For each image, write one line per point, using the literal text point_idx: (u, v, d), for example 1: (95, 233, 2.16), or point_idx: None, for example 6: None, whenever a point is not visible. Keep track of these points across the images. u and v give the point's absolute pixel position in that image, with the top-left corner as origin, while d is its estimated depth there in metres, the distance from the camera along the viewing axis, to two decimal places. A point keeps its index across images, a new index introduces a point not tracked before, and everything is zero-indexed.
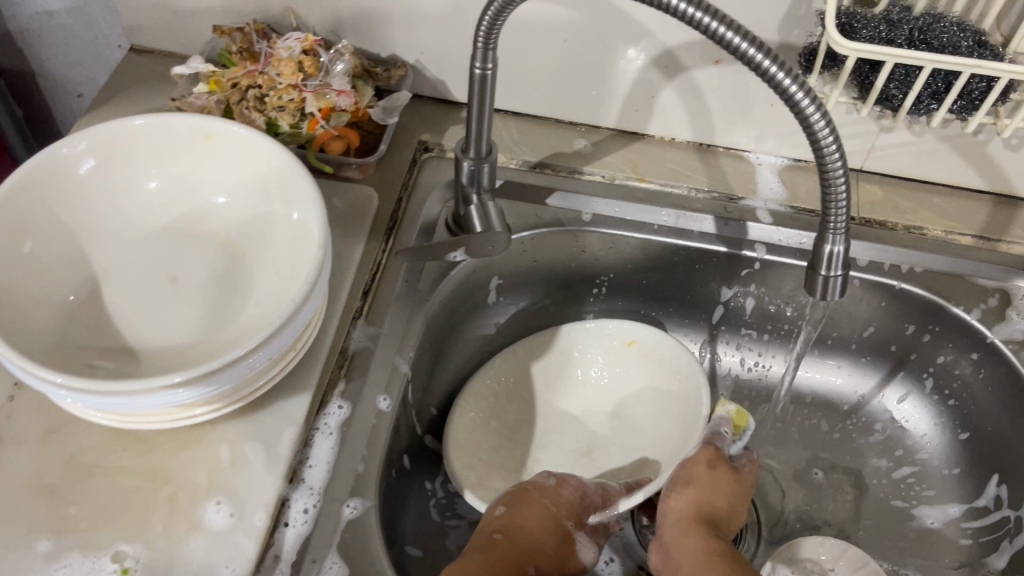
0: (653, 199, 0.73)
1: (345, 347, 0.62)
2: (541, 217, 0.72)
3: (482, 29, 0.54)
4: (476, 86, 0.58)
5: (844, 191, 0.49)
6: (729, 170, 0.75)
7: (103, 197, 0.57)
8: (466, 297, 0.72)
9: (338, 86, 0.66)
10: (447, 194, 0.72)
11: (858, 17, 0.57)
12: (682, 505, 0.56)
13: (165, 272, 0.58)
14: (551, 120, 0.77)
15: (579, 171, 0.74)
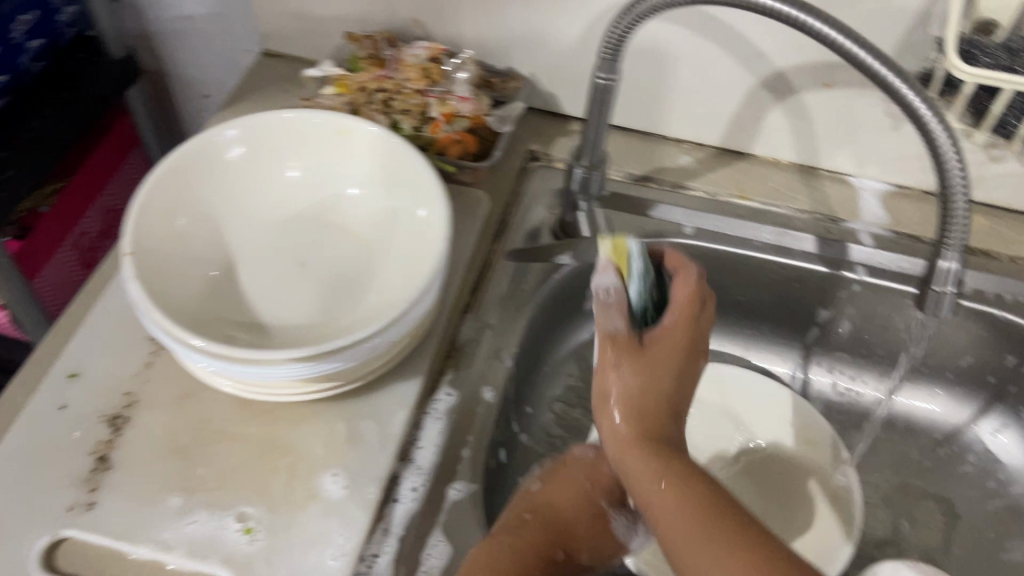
0: (754, 217, 0.74)
1: (454, 338, 0.66)
2: (644, 228, 0.73)
3: (609, 43, 0.57)
4: (596, 96, 0.60)
5: (962, 190, 0.54)
6: (831, 193, 0.76)
7: (247, 182, 0.63)
8: (565, 301, 0.74)
9: (460, 93, 0.71)
10: (553, 202, 0.75)
11: (979, 45, 0.58)
12: (618, 387, 0.53)
13: (296, 257, 0.62)
14: (656, 137, 0.80)
15: (683, 186, 0.76)
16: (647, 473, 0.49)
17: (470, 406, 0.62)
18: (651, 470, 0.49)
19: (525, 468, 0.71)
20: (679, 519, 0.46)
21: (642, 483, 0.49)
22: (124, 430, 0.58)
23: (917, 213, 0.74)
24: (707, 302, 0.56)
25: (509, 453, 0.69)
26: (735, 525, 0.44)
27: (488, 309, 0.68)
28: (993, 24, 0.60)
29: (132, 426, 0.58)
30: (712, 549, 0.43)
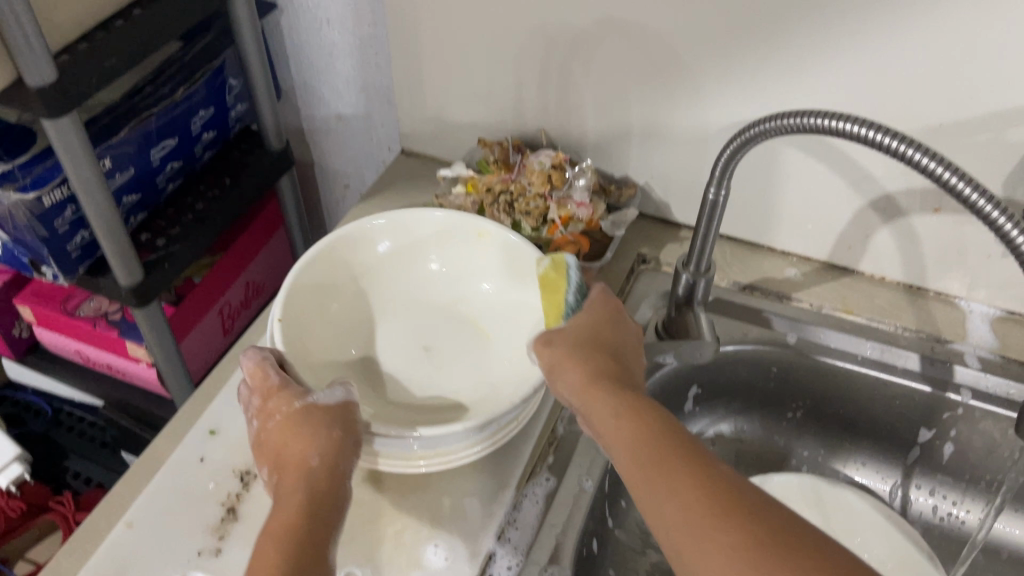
0: (860, 331, 0.76)
1: (555, 429, 0.69)
2: (747, 334, 0.78)
3: (720, 163, 0.62)
4: (707, 209, 0.65)
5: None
6: (938, 314, 0.77)
7: (387, 272, 0.71)
8: (667, 400, 0.78)
9: (579, 198, 0.76)
10: (658, 303, 0.79)
11: None
12: (568, 390, 0.55)
13: (422, 342, 0.68)
14: (763, 249, 0.83)
15: (788, 297, 0.79)
16: (619, 437, 0.49)
17: (567, 492, 0.65)
18: (624, 427, 0.50)
19: (617, 561, 0.73)
20: (651, 466, 0.47)
21: (611, 438, 0.50)
22: (252, 485, 0.63)
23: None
24: (624, 312, 0.62)
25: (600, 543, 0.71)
26: (704, 470, 0.46)
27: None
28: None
29: (260, 482, 0.64)
30: (681, 496, 0.44)
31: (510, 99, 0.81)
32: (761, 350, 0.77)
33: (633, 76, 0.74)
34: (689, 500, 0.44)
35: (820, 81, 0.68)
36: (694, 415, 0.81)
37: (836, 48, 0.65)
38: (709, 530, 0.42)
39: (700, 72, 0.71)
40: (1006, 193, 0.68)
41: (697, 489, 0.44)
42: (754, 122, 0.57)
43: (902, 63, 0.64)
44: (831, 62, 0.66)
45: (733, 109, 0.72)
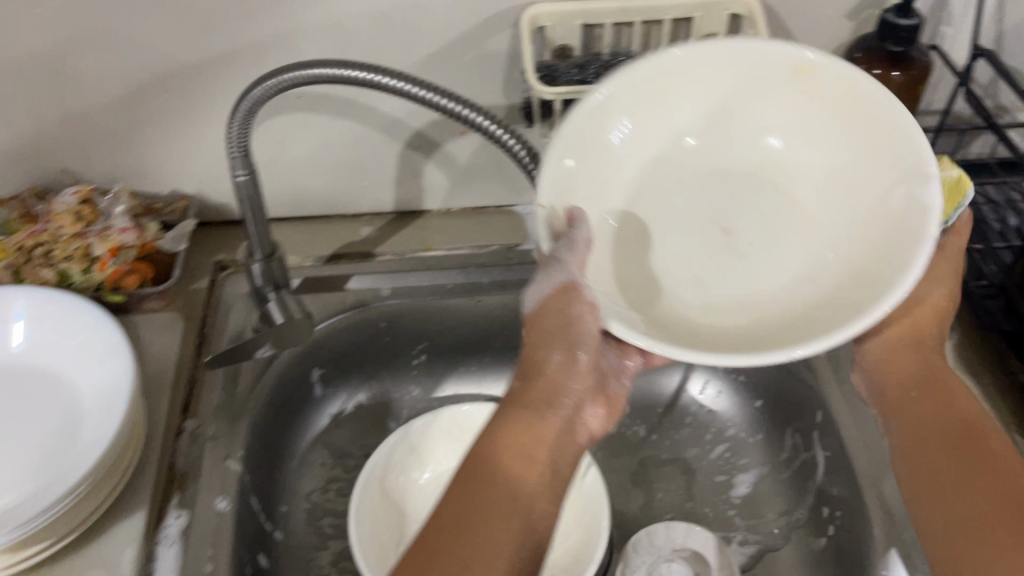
0: (442, 263, 0.82)
1: (172, 466, 0.66)
2: (345, 301, 0.80)
3: (231, 147, 0.62)
4: (242, 192, 0.66)
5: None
6: (504, 224, 0.86)
7: (609, 166, 0.61)
8: (290, 393, 0.77)
9: (120, 226, 0.74)
10: (249, 303, 0.78)
11: (555, 68, 0.70)
12: (880, 350, 0.62)
13: (717, 224, 0.64)
14: (334, 218, 0.86)
15: (371, 255, 0.83)
16: (922, 408, 0.58)
17: (203, 520, 0.63)
18: (918, 416, 0.58)
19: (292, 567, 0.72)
20: (927, 405, 0.57)
21: (893, 412, 0.59)
22: None
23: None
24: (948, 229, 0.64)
25: (268, 556, 0.70)
26: (994, 460, 0.53)
27: (205, 418, 0.70)
28: (567, 48, 0.73)
29: None
30: (974, 501, 0.52)
31: (25, 151, 0.76)
32: (361, 312, 0.79)
33: (137, 92, 0.73)
34: (944, 480, 0.54)
35: (308, 41, 0.71)
36: (329, 396, 0.81)
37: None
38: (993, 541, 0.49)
39: (202, 80, 0.73)
40: (508, 100, 0.77)
41: (992, 482, 0.52)
42: (249, 87, 0.58)
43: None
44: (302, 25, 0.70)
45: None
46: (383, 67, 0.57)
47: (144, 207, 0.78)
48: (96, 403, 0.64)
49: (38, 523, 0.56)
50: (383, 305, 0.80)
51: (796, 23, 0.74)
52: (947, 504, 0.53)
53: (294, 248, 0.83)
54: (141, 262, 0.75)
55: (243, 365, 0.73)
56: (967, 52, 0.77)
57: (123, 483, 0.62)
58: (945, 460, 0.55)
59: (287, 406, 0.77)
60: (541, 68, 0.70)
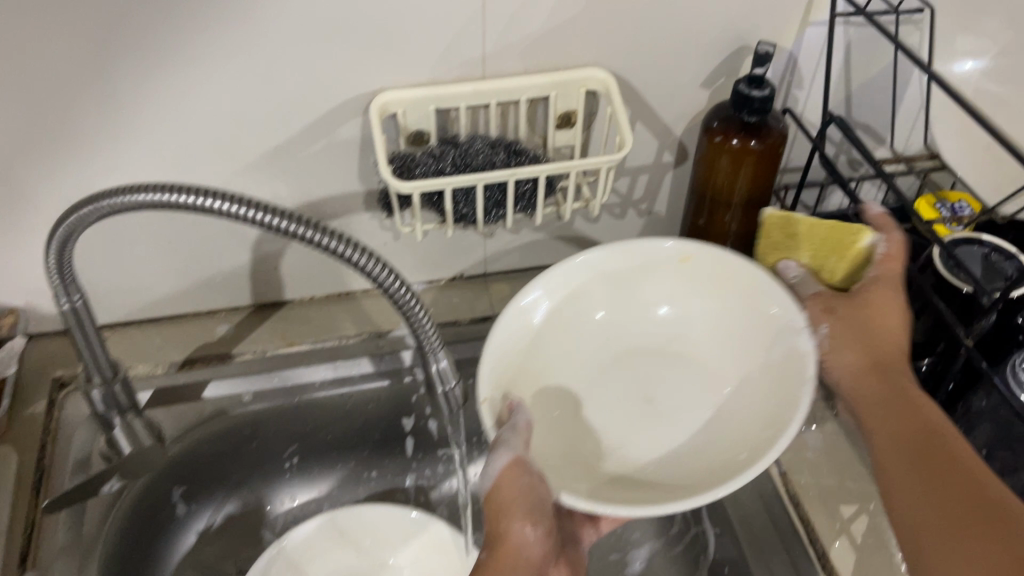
0: (306, 359, 0.77)
1: None
2: (202, 412, 0.74)
3: (53, 272, 0.56)
4: (70, 319, 0.59)
5: (420, 311, 0.57)
6: (371, 309, 0.81)
7: (549, 344, 0.69)
8: (148, 518, 0.71)
9: None
10: (95, 424, 0.71)
11: (409, 158, 0.66)
12: (843, 370, 0.62)
13: (641, 394, 0.69)
14: (186, 314, 0.79)
15: (229, 354, 0.76)
16: (887, 426, 0.57)
17: None
18: (887, 434, 0.57)
19: None
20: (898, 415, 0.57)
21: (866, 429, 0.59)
22: None
23: (451, 301, 0.83)
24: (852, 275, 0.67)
25: None
26: (958, 465, 0.52)
27: (46, 567, 0.61)
28: (423, 132, 0.69)
29: None
30: (936, 501, 0.51)
31: None
32: (220, 422, 0.74)
33: None
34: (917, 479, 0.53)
35: (139, 136, 0.65)
36: (194, 513, 0.76)
37: (202, 77, 0.62)
38: (962, 536, 0.48)
39: (21, 182, 0.65)
40: (367, 186, 0.73)
41: (955, 483, 0.51)
42: (66, 211, 0.52)
43: (195, 86, 0.63)
44: (129, 120, 0.64)
45: (74, 197, 0.68)
46: (221, 192, 0.51)
47: None
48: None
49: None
50: (246, 411, 0.75)
51: (653, 94, 0.73)
52: (912, 505, 0.52)
53: (140, 356, 0.76)
54: None
55: (89, 501, 0.67)
56: (819, 111, 0.78)
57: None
58: (919, 461, 0.54)
59: (147, 536, 0.71)
60: (393, 157, 0.66)
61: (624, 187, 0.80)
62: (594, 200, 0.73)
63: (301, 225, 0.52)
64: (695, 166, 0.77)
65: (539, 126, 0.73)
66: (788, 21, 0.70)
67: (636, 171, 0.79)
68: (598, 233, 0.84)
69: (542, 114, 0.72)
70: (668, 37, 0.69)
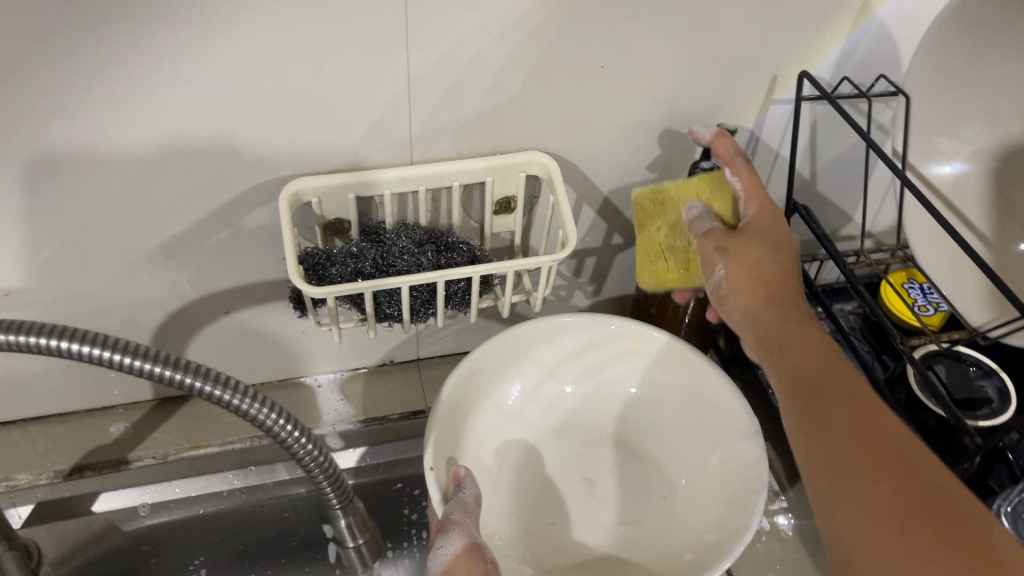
0: (212, 465, 0.69)
1: None
2: (90, 528, 0.66)
3: None
4: None
5: (312, 445, 0.51)
6: (289, 402, 0.73)
7: (504, 411, 0.65)
8: None
9: None
10: None
11: (323, 256, 0.57)
12: (738, 312, 0.54)
13: (582, 473, 0.65)
14: (78, 411, 0.70)
15: (125, 461, 0.68)
16: (791, 370, 0.49)
17: None
18: (788, 388, 0.49)
19: None
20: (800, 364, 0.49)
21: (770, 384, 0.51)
22: None
23: (380, 389, 0.76)
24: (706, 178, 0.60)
25: None
26: (870, 421, 0.44)
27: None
28: (343, 221, 0.62)
29: None
30: (852, 478, 0.43)
31: None
32: (111, 541, 0.66)
33: None
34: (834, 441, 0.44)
35: None
36: None
37: (79, 175, 0.52)
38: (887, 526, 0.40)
39: None
40: (280, 275, 0.65)
41: (868, 447, 0.43)
42: None
43: (73, 185, 0.53)
44: None
45: None
46: (72, 328, 0.43)
47: None
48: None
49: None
50: (143, 526, 0.66)
51: (602, 177, 0.66)
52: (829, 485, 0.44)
53: (21, 463, 0.67)
54: None
55: None
56: (781, 189, 0.72)
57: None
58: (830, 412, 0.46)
59: None
60: (303, 255, 0.58)
61: (569, 270, 0.73)
62: (537, 293, 0.65)
63: (173, 369, 0.45)
64: None
65: (475, 211, 0.65)
66: (750, 104, 0.63)
67: (583, 254, 0.72)
68: (542, 317, 0.76)
69: (478, 198, 0.64)
70: (619, 121, 0.62)
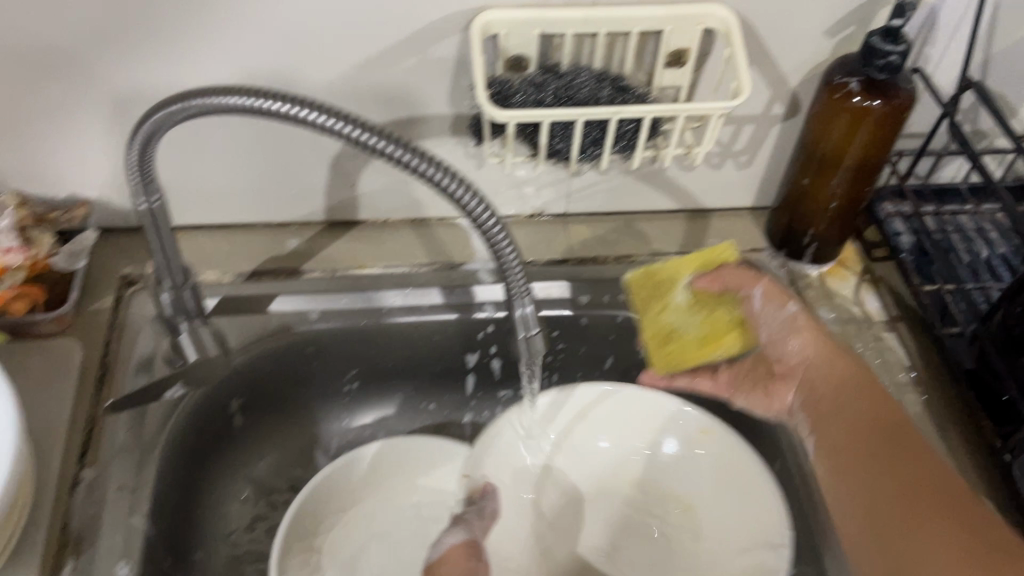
0: (376, 284, 0.75)
1: (66, 525, 0.59)
2: (266, 325, 0.72)
3: (134, 165, 0.54)
4: (146, 220, 0.57)
5: (511, 247, 0.52)
6: (444, 239, 0.79)
7: (544, 488, 0.74)
8: (206, 426, 0.70)
9: (4, 244, 0.64)
10: (159, 327, 0.70)
11: (508, 84, 0.62)
12: None
13: (654, 524, 0.73)
14: (260, 225, 0.78)
15: (299, 271, 0.75)
16: None
17: None
18: None
19: None
20: (875, 408, 0.67)
21: None
22: None
23: (528, 238, 0.79)
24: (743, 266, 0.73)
25: None
26: None
27: (104, 466, 0.62)
28: (523, 59, 0.64)
29: None
30: None
31: None
32: (285, 339, 0.72)
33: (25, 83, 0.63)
34: (873, 465, 0.66)
35: (227, 34, 0.61)
36: (248, 426, 0.74)
37: None
38: None
39: (103, 69, 0.63)
40: (455, 110, 0.69)
41: None
42: (155, 110, 0.50)
43: None
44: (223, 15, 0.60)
45: (156, 94, 0.65)
46: (302, 98, 0.48)
47: (36, 217, 0.68)
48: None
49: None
50: (311, 330, 0.73)
51: (774, 41, 0.67)
52: None
53: (209, 262, 0.74)
54: (31, 284, 0.66)
55: (150, 406, 0.66)
56: (952, 76, 0.72)
57: (3, 553, 0.55)
58: (869, 452, 0.67)
59: (204, 445, 0.70)
60: (491, 82, 0.63)
61: (725, 137, 0.74)
62: (698, 148, 0.68)
63: (391, 147, 0.48)
64: (805, 122, 0.71)
65: (645, 64, 0.67)
66: None
67: (742, 121, 0.73)
68: (690, 184, 0.79)
69: (651, 52, 0.67)
70: None
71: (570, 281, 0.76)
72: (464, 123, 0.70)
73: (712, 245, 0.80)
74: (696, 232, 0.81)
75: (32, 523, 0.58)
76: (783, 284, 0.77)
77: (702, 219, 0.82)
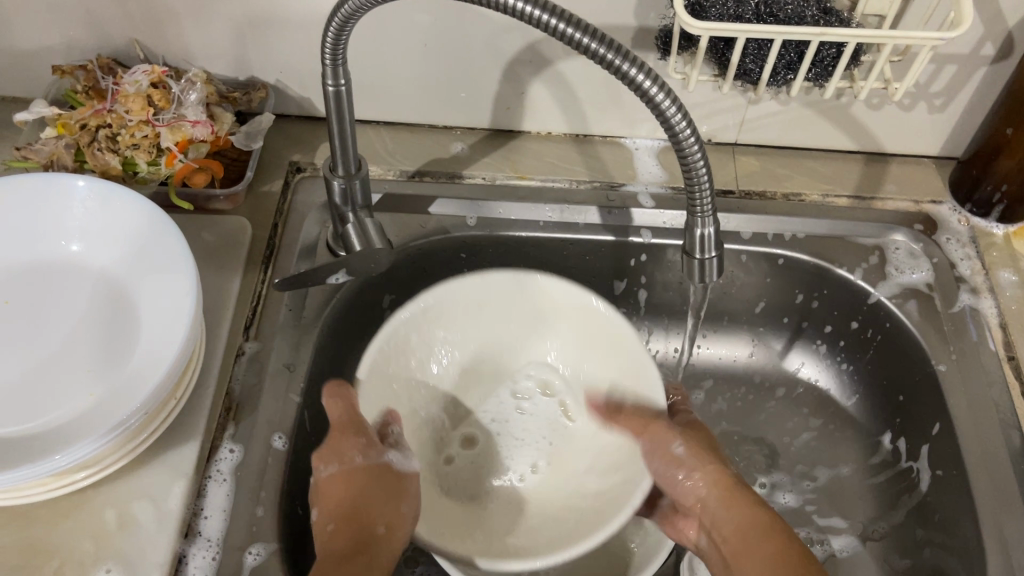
0: (535, 195, 0.74)
1: (229, 391, 0.61)
2: (425, 226, 0.72)
3: (328, 48, 0.53)
4: (331, 103, 0.57)
5: (704, 171, 0.51)
6: (607, 157, 0.77)
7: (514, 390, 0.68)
8: (360, 317, 0.72)
9: (193, 116, 0.66)
10: (324, 215, 0.71)
11: None
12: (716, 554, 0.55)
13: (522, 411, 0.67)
14: (426, 126, 0.78)
15: (459, 176, 0.75)
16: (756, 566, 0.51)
17: (258, 459, 0.59)
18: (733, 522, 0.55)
19: None
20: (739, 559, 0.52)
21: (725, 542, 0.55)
22: None
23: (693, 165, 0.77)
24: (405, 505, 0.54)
25: None
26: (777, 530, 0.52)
27: (267, 341, 0.64)
28: None
29: None
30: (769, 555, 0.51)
31: (89, 13, 0.68)
32: (441, 241, 0.72)
33: None
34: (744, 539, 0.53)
35: None
36: None
37: None
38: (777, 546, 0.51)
39: None
40: (640, 22, 0.66)
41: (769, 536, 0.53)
42: None
43: None
44: None
45: None
46: None
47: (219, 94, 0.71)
48: (154, 308, 0.58)
49: (90, 452, 0.51)
50: (467, 234, 0.72)
51: None
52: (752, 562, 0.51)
53: (373, 157, 0.75)
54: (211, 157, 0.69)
55: (312, 289, 0.67)
56: None
57: (178, 409, 0.57)
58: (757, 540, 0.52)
59: (355, 334, 0.72)
60: None
61: (923, 76, 0.69)
62: (898, 84, 0.63)
63: (600, 45, 0.46)
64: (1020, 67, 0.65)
65: None
66: None
67: (945, 60, 0.68)
68: (873, 125, 0.74)
69: None
70: None
71: (734, 215, 0.73)
72: (649, 37, 0.67)
73: (889, 191, 0.75)
74: (871, 176, 0.76)
75: (199, 385, 0.61)
76: (964, 241, 0.73)
77: (877, 163, 0.77)
